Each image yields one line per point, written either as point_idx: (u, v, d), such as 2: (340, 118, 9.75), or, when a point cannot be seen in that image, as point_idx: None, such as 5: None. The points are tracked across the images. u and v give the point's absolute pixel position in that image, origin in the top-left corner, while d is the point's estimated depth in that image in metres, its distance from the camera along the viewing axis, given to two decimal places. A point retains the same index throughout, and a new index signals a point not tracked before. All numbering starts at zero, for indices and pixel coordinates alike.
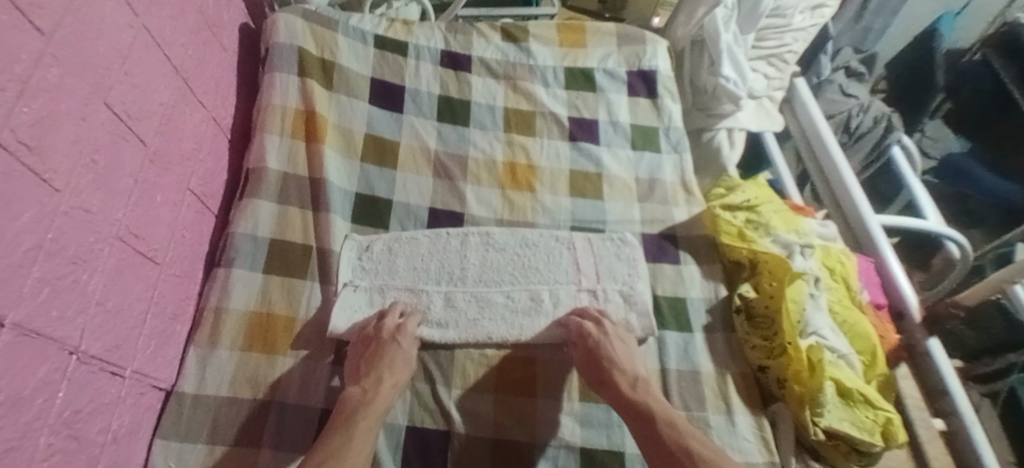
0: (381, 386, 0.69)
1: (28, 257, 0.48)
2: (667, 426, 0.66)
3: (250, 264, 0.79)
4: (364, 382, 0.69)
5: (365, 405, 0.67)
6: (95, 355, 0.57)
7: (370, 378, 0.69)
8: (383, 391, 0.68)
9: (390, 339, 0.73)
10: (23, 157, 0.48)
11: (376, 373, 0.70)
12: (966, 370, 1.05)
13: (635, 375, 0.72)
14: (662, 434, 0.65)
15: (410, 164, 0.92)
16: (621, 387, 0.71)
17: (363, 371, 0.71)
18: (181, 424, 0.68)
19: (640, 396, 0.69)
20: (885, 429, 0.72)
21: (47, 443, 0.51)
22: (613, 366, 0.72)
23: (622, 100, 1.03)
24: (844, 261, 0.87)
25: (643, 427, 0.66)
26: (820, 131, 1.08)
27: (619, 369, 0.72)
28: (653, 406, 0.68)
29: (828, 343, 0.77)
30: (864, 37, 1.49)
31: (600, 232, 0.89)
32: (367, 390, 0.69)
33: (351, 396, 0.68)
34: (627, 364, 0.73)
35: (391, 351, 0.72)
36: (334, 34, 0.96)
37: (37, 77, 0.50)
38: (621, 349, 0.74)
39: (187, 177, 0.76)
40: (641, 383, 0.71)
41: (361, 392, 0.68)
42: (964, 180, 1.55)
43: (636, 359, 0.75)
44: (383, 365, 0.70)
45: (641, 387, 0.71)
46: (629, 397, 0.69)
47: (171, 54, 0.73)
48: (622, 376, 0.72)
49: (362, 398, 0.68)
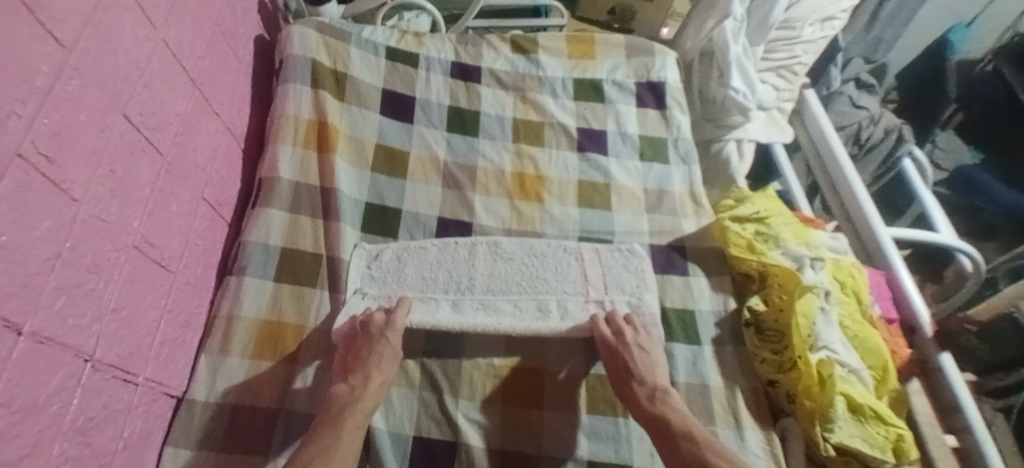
0: (370, 384, 0.69)
1: (44, 266, 0.49)
2: (688, 441, 0.65)
3: (262, 272, 0.79)
4: (352, 380, 0.70)
5: (353, 404, 0.67)
6: (108, 363, 0.57)
7: (358, 375, 0.70)
8: (371, 390, 0.69)
9: (379, 334, 0.73)
10: (43, 168, 0.49)
11: (366, 371, 0.70)
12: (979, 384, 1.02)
13: (654, 386, 0.72)
14: (682, 447, 0.65)
15: (420, 173, 0.93)
16: (640, 400, 0.71)
17: (350, 369, 0.71)
18: (192, 432, 0.69)
19: (659, 408, 0.70)
20: (897, 445, 0.71)
21: (60, 450, 0.51)
22: (634, 379, 0.73)
23: (631, 111, 1.04)
24: (856, 274, 0.86)
25: (665, 442, 0.67)
26: (829, 141, 1.09)
27: (638, 381, 0.73)
28: (673, 416, 0.69)
29: (839, 358, 0.76)
30: (874, 47, 1.50)
31: (607, 243, 0.89)
32: (355, 387, 0.69)
33: (339, 394, 0.69)
34: (647, 375, 0.73)
35: (380, 347, 0.72)
36: (347, 46, 0.97)
37: (57, 90, 0.51)
38: (643, 358, 0.75)
39: (202, 185, 0.77)
40: (659, 393, 0.71)
41: (349, 390, 0.69)
42: (975, 192, 1.54)
43: (658, 370, 0.75)
44: (372, 364, 0.71)
45: (659, 399, 0.71)
46: (649, 410, 0.70)
47: (188, 65, 0.74)
48: (641, 387, 0.72)
49: (349, 396, 0.68)
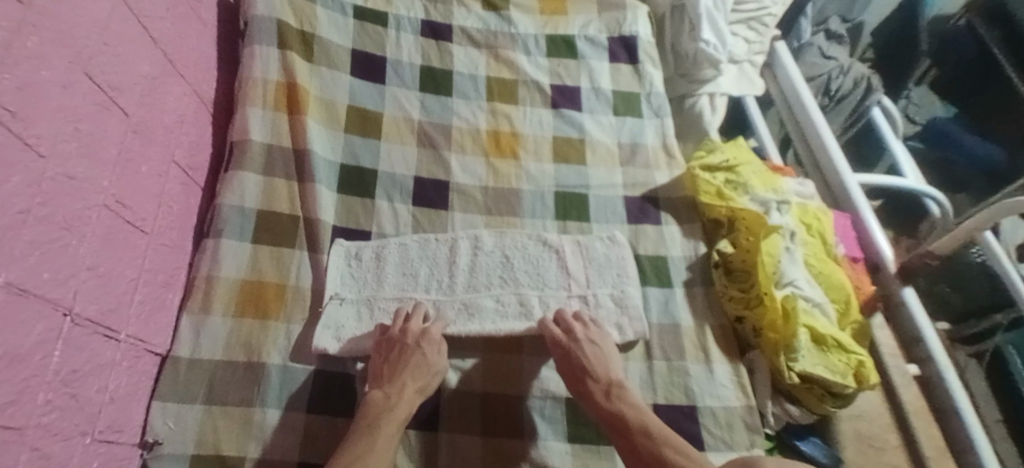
0: (404, 392, 0.68)
1: (17, 220, 0.49)
2: (644, 436, 0.64)
3: (239, 234, 0.80)
4: (387, 387, 0.68)
5: (388, 411, 0.66)
6: (88, 318, 0.58)
7: (394, 384, 0.69)
8: (406, 397, 0.68)
9: (415, 345, 0.72)
10: (9, 122, 0.49)
11: (403, 380, 0.69)
12: (953, 332, 1.13)
13: (608, 382, 0.71)
14: (639, 443, 0.64)
15: (394, 134, 0.93)
16: (595, 397, 0.70)
17: (387, 376, 0.70)
18: (177, 387, 0.70)
19: (615, 403, 0.69)
20: (857, 371, 0.76)
21: (47, 399, 0.52)
22: (586, 374, 0.71)
23: (604, 67, 1.05)
24: (821, 217, 0.90)
25: (623, 440, 0.65)
26: (800, 93, 1.10)
27: (593, 377, 0.71)
28: (627, 411, 0.67)
29: (804, 293, 0.79)
30: (849, 6, 1.38)
31: (587, 233, 0.88)
32: (389, 395, 0.68)
33: (374, 400, 0.67)
34: (600, 371, 0.72)
35: (415, 357, 0.71)
36: (313, 7, 0.97)
37: (19, 45, 0.51)
38: (596, 354, 0.73)
39: (171, 148, 0.77)
40: (615, 390, 0.70)
41: (384, 398, 0.67)
42: (946, 145, 1.44)
43: (615, 365, 0.73)
44: (408, 372, 0.70)
45: (615, 395, 0.69)
46: (604, 406, 0.69)
47: (149, 26, 0.74)
48: (595, 384, 0.71)
49: (385, 404, 0.67)
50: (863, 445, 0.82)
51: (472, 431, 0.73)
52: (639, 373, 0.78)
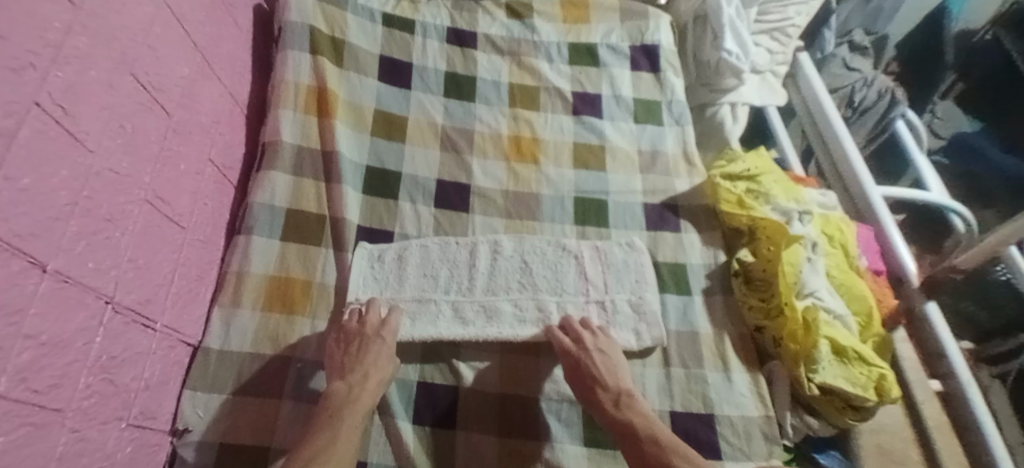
0: (368, 383, 0.68)
1: (65, 211, 0.52)
2: (652, 443, 0.64)
3: (269, 232, 0.82)
4: (349, 377, 0.69)
5: (350, 402, 0.67)
6: (127, 307, 0.60)
7: (357, 374, 0.69)
8: (369, 388, 0.68)
9: (374, 335, 0.73)
10: (59, 118, 0.51)
11: (364, 370, 0.69)
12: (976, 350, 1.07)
13: (618, 391, 0.71)
14: (647, 451, 0.64)
15: (418, 137, 0.95)
16: (605, 406, 0.70)
17: (346, 367, 0.70)
18: (207, 377, 0.72)
19: (624, 412, 0.69)
20: (878, 384, 0.75)
21: (86, 383, 0.54)
22: (596, 382, 0.72)
23: (626, 74, 1.06)
24: (843, 228, 0.89)
25: (631, 448, 0.66)
26: (823, 104, 1.09)
27: (602, 386, 0.71)
28: (637, 420, 0.67)
29: (825, 304, 0.79)
30: (873, 19, 1.42)
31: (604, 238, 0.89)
32: (352, 386, 0.68)
33: (337, 392, 0.67)
34: (611, 379, 0.72)
35: (376, 347, 0.72)
36: (343, 12, 1.00)
37: (69, 45, 0.53)
38: (605, 362, 0.73)
39: (208, 147, 0.80)
40: (624, 399, 0.70)
41: (347, 388, 0.68)
42: (970, 157, 1.39)
43: (625, 373, 0.74)
44: (368, 362, 0.70)
45: (625, 403, 0.70)
46: (614, 415, 0.69)
47: (190, 29, 0.77)
48: (605, 393, 0.71)
49: (347, 395, 0.67)
50: (883, 458, 0.82)
51: (488, 431, 0.74)
52: (657, 379, 0.78)
